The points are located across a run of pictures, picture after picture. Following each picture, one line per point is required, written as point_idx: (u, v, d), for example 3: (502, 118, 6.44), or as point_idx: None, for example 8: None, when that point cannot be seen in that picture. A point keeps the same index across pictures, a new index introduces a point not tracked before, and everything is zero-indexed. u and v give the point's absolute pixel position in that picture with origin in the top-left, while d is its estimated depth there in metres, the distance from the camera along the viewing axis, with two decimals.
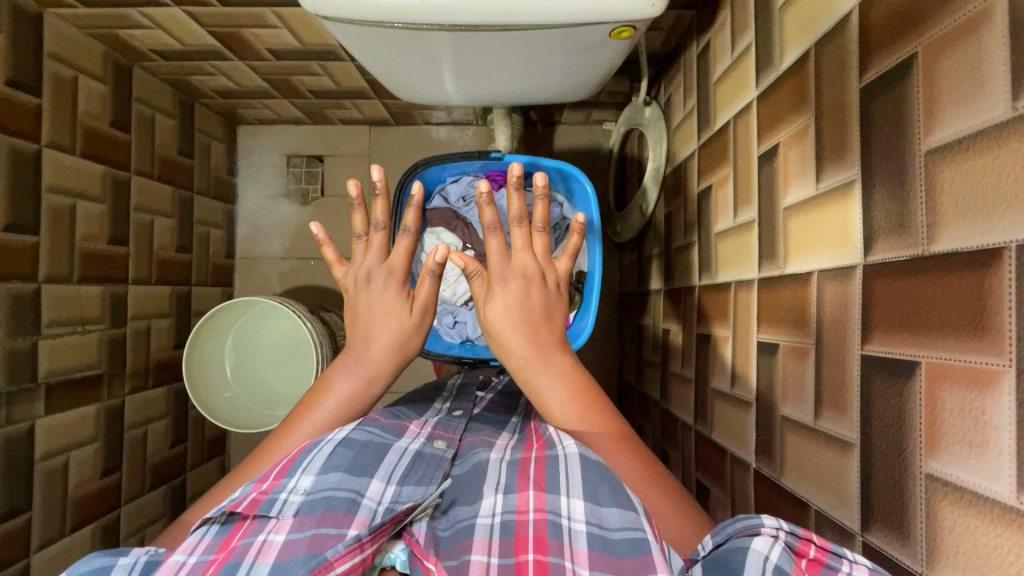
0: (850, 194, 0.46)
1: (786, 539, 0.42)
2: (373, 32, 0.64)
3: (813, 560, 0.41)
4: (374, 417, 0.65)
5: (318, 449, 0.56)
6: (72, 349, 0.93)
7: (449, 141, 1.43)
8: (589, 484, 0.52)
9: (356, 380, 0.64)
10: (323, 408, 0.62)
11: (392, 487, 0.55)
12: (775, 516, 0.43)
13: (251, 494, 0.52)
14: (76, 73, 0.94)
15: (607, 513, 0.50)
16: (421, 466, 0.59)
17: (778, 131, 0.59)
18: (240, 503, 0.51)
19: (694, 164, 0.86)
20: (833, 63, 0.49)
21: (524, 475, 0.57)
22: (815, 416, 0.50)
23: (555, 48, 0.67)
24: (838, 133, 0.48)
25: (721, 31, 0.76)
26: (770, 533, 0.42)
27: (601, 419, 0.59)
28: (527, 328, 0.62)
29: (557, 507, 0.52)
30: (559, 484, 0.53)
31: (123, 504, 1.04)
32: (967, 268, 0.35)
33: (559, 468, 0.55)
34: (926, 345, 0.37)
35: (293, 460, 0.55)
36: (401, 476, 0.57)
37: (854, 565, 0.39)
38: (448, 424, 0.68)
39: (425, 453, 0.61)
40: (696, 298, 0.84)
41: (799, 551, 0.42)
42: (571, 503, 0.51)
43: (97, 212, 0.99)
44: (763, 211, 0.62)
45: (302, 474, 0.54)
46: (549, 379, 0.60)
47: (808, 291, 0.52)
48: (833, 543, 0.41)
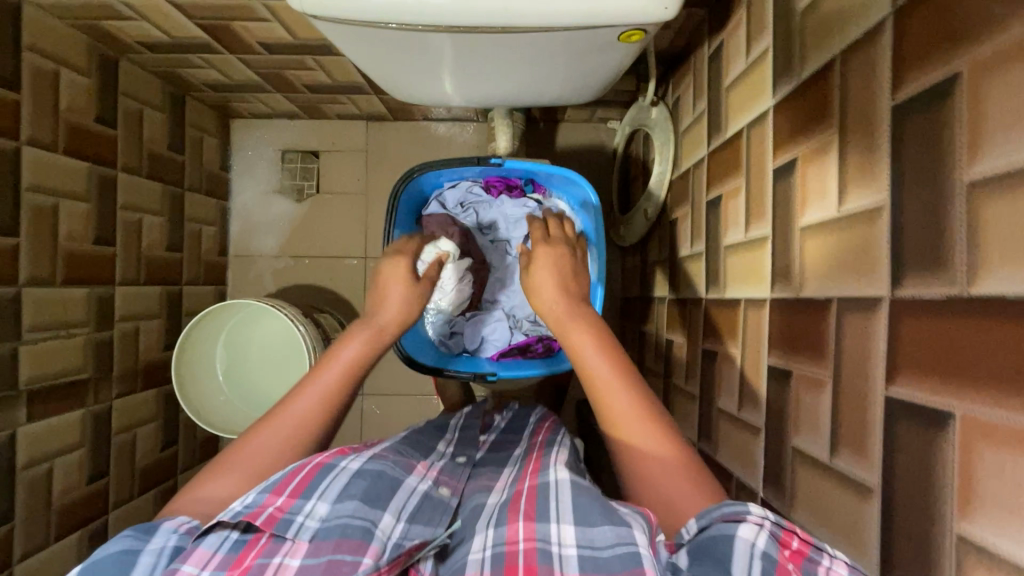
0: (876, 220, 0.43)
1: (771, 529, 0.42)
2: (367, 33, 0.60)
3: (796, 552, 0.42)
4: (383, 453, 0.62)
5: (333, 475, 0.55)
6: (56, 354, 0.90)
7: (449, 137, 1.38)
8: (580, 508, 0.50)
9: (364, 344, 0.66)
10: (329, 372, 0.63)
11: (401, 523, 0.53)
12: (761, 506, 0.43)
13: (268, 508, 0.50)
14: (58, 66, 0.90)
15: (597, 533, 0.48)
16: (428, 509, 0.57)
17: (797, 144, 0.55)
18: (258, 515, 0.49)
19: (703, 171, 0.83)
20: (861, 77, 0.45)
21: (513, 508, 0.53)
22: (831, 453, 0.47)
23: (561, 50, 0.63)
24: (864, 153, 0.45)
25: (736, 32, 0.72)
26: (757, 522, 0.43)
27: (613, 360, 0.60)
28: (561, 283, 0.69)
29: (546, 534, 0.49)
30: (548, 512, 0.51)
31: (111, 509, 1.02)
32: (1012, 319, 0.31)
33: (549, 499, 0.53)
34: (958, 397, 0.34)
35: (309, 480, 0.54)
36: (410, 515, 0.54)
37: (834, 560, 0.40)
38: (453, 471, 0.66)
39: (432, 496, 0.59)
40: (703, 311, 0.81)
41: (783, 542, 0.42)
42: (561, 529, 0.49)
43: (82, 211, 0.95)
44: (777, 228, 0.59)
45: (318, 500, 0.52)
46: (574, 321, 0.64)
47: (827, 319, 0.49)
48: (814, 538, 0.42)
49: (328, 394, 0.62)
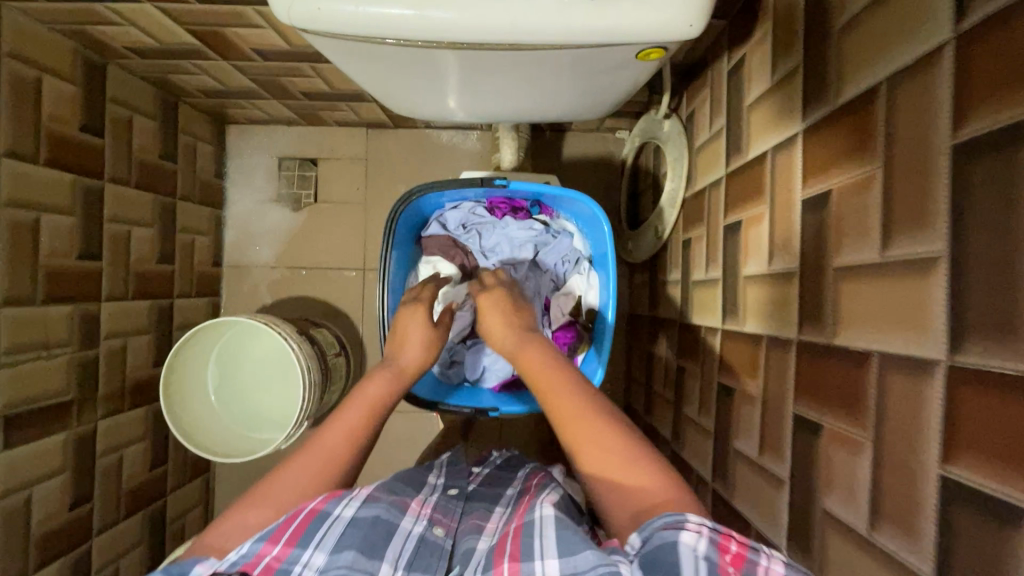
0: (930, 272, 0.38)
1: (709, 535, 0.41)
2: (363, 47, 0.55)
3: (736, 554, 0.41)
4: (371, 492, 0.57)
5: (328, 524, 0.51)
6: (37, 376, 0.86)
7: (451, 145, 1.34)
8: (562, 540, 0.45)
9: (387, 382, 0.66)
10: (352, 408, 0.62)
11: (399, 572, 0.51)
12: (698, 513, 0.42)
13: (266, 557, 0.49)
14: (40, 73, 0.85)
15: (580, 560, 0.43)
16: (424, 554, 0.54)
17: (832, 175, 0.50)
18: (253, 565, 0.48)
19: (720, 192, 0.78)
20: (912, 108, 0.41)
21: (500, 550, 0.47)
22: (870, 525, 0.43)
23: (573, 67, 0.59)
24: (915, 195, 0.40)
25: (760, 47, 0.67)
26: (695, 529, 0.41)
27: (557, 371, 0.59)
28: (506, 310, 0.69)
29: (529, 571, 0.44)
30: (532, 549, 0.45)
31: (95, 534, 0.97)
32: None
33: (534, 535, 0.47)
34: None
35: (305, 528, 0.50)
36: (408, 562, 0.52)
37: (771, 558, 0.40)
38: (447, 506, 0.62)
39: (427, 539, 0.55)
40: (718, 341, 0.76)
41: (722, 546, 0.41)
42: (545, 563, 0.44)
43: (65, 225, 0.91)
44: (806, 265, 0.54)
45: (316, 550, 0.49)
46: (520, 339, 0.64)
47: (866, 375, 0.44)
48: (750, 539, 0.42)
49: (354, 431, 0.61)
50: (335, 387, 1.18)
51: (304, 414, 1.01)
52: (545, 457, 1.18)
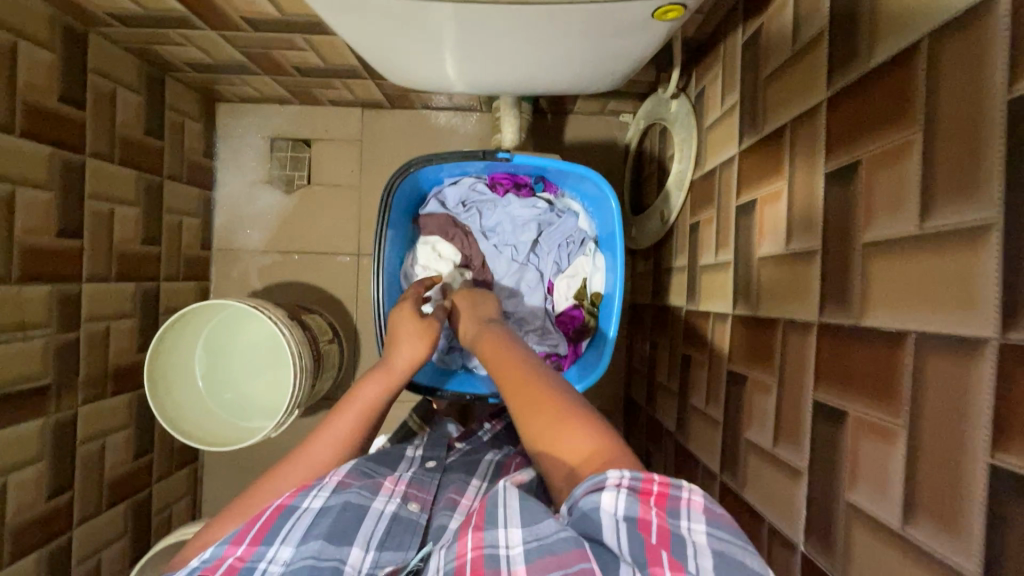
0: (980, 242, 0.35)
1: (630, 486, 0.41)
2: (356, 1, 0.51)
3: (660, 494, 0.41)
4: (344, 479, 0.54)
5: (295, 517, 0.50)
6: (11, 359, 0.81)
7: (450, 128, 1.29)
8: (528, 508, 0.43)
9: (376, 389, 0.61)
10: (341, 417, 0.59)
11: (371, 552, 0.50)
12: (617, 468, 0.41)
13: (229, 559, 0.47)
14: (14, 38, 0.80)
15: (542, 528, 0.42)
16: (398, 531, 0.52)
17: (861, 145, 0.47)
18: (216, 568, 0.46)
19: (733, 172, 0.74)
20: (958, 64, 0.37)
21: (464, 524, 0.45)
22: (902, 520, 0.40)
23: (583, 29, 0.55)
24: (961, 160, 0.36)
25: (780, 15, 0.63)
26: (615, 485, 0.41)
27: (502, 354, 0.60)
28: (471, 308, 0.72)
29: (493, 540, 0.42)
30: (496, 517, 0.44)
31: (75, 525, 0.93)
32: None
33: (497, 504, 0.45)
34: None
35: (271, 524, 0.49)
36: (380, 541, 0.51)
37: (691, 492, 0.42)
38: (422, 480, 0.61)
39: (401, 516, 0.54)
40: (728, 328, 0.72)
41: (645, 490, 0.41)
42: (508, 533, 0.42)
43: (42, 201, 0.86)
44: (830, 243, 0.51)
45: (281, 545, 0.48)
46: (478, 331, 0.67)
47: (901, 357, 0.40)
48: (670, 477, 0.42)
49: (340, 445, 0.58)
50: (327, 374, 1.14)
51: (295, 401, 0.97)
52: None
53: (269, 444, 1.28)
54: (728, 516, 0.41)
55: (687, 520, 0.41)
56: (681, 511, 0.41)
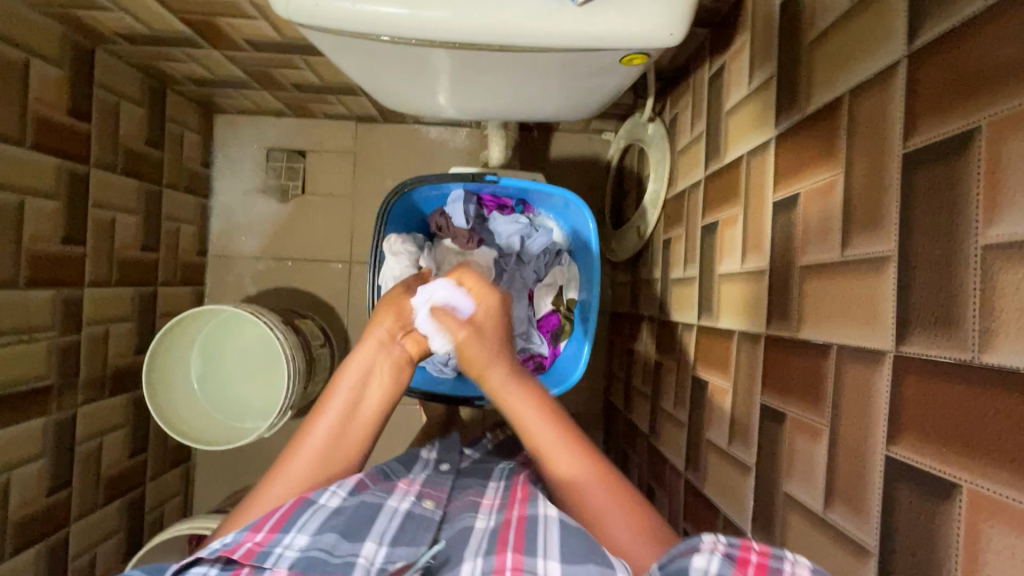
0: (881, 270, 0.41)
1: (725, 551, 0.44)
2: (358, 43, 0.57)
3: (758, 564, 0.44)
4: (363, 483, 0.61)
5: (312, 510, 0.55)
6: (17, 360, 0.85)
7: (440, 142, 1.35)
8: (567, 545, 0.51)
9: (334, 422, 0.63)
10: (305, 452, 0.62)
11: (384, 547, 0.54)
12: (713, 532, 0.45)
13: (247, 543, 0.52)
14: (27, 56, 0.85)
15: (581, 571, 0.49)
16: (411, 528, 0.57)
17: (799, 180, 0.54)
18: (235, 550, 0.51)
19: (700, 194, 0.81)
20: (870, 118, 0.44)
21: (502, 539, 0.54)
22: (825, 506, 0.46)
23: (559, 70, 0.61)
24: (871, 199, 0.43)
25: (739, 57, 0.70)
26: (709, 548, 0.44)
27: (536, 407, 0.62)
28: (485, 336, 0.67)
29: (532, 567, 0.50)
30: (536, 545, 0.52)
31: (72, 521, 0.96)
32: (1012, 391, 0.31)
33: (537, 531, 0.53)
34: (1012, 485, 0.31)
35: (288, 515, 0.54)
36: (393, 537, 0.55)
37: (794, 563, 0.42)
38: (437, 482, 0.67)
39: (414, 514, 0.58)
40: (693, 337, 0.79)
41: (741, 558, 0.44)
42: (548, 564, 0.50)
43: (49, 209, 0.90)
44: (775, 264, 0.57)
45: (298, 532, 0.53)
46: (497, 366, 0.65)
47: (826, 366, 0.47)
48: (772, 546, 0.44)
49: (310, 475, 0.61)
50: (319, 377, 1.19)
51: (289, 402, 1.01)
52: None
53: (261, 445, 1.32)
54: None
55: None
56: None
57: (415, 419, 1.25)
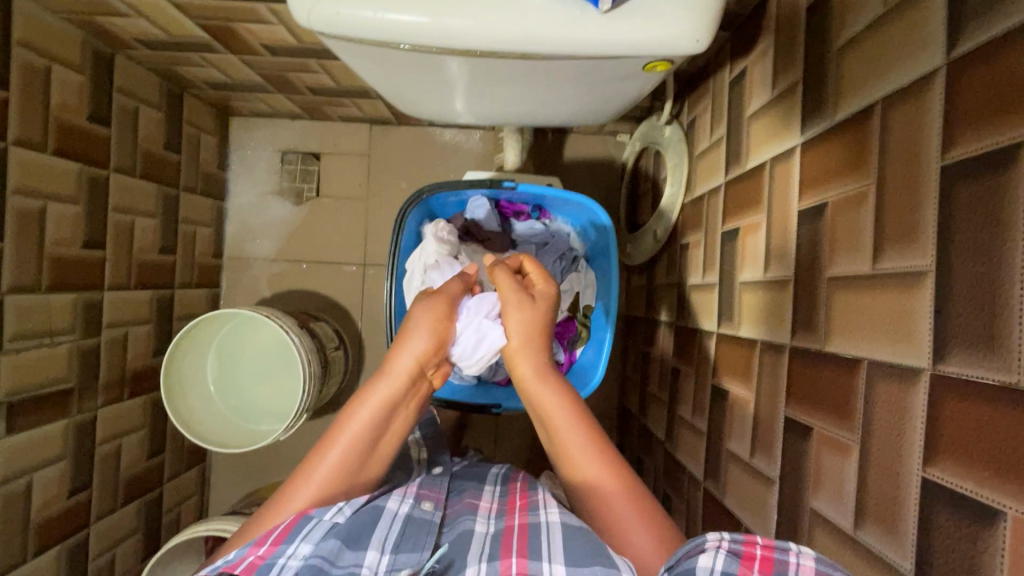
0: (916, 285, 0.40)
1: (729, 547, 0.44)
2: (378, 51, 0.57)
3: (763, 558, 0.44)
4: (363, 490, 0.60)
5: (315, 521, 0.53)
6: (40, 363, 0.86)
7: (454, 144, 1.35)
8: (572, 548, 0.51)
9: (350, 456, 0.59)
10: (313, 480, 0.58)
11: (387, 555, 0.53)
12: (717, 530, 0.45)
13: (249, 557, 0.51)
14: (49, 63, 0.85)
15: (587, 573, 0.48)
16: (413, 533, 0.56)
17: (826, 189, 0.53)
18: (237, 565, 0.50)
19: (719, 199, 0.80)
20: (904, 129, 0.43)
21: (506, 544, 0.53)
22: (855, 524, 0.45)
23: (580, 77, 0.60)
24: (905, 212, 0.42)
25: (762, 61, 0.69)
26: (714, 546, 0.44)
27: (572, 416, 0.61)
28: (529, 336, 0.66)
29: (537, 571, 0.50)
30: (540, 550, 0.51)
31: (92, 522, 0.98)
32: None
33: (541, 536, 0.53)
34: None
35: (291, 527, 0.53)
36: (394, 544, 0.54)
37: (799, 554, 0.42)
38: (433, 483, 0.66)
39: (414, 517, 0.58)
40: (713, 344, 0.78)
41: (746, 553, 0.44)
42: (553, 567, 0.50)
43: (70, 214, 0.91)
44: (801, 274, 0.56)
45: (301, 541, 0.51)
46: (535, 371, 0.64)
47: (856, 381, 0.46)
48: (776, 539, 0.44)
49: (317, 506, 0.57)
50: (334, 380, 1.20)
51: (304, 405, 1.02)
52: (539, 455, 1.20)
53: (276, 446, 1.32)
54: None
55: None
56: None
57: None
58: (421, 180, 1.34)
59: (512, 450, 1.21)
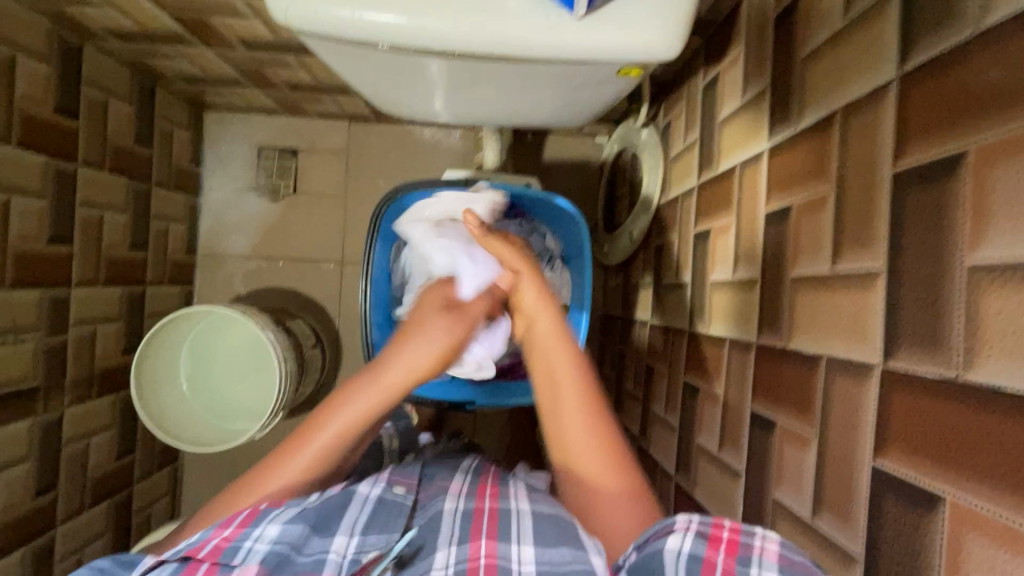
0: (869, 285, 0.43)
1: (697, 530, 0.45)
2: (357, 51, 0.57)
3: (730, 540, 0.44)
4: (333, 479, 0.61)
5: (283, 507, 0.52)
6: (3, 361, 0.83)
7: (434, 142, 1.35)
8: (541, 532, 0.52)
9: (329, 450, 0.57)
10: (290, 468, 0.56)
11: (355, 538, 0.52)
12: (685, 512, 0.46)
13: (213, 539, 0.49)
14: (13, 52, 0.83)
15: (554, 554, 0.50)
16: (383, 515, 0.55)
17: (790, 193, 0.55)
18: (200, 548, 0.48)
19: (692, 201, 0.82)
20: (861, 137, 0.45)
21: (476, 526, 0.53)
22: (813, 513, 0.48)
23: (557, 80, 0.62)
24: (861, 216, 0.44)
25: (733, 68, 0.71)
26: (682, 528, 0.46)
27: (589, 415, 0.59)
28: (556, 329, 0.65)
29: (506, 554, 0.50)
30: (510, 533, 0.52)
31: (58, 523, 0.95)
32: (991, 409, 0.33)
33: (511, 522, 0.54)
34: (991, 500, 0.32)
35: (258, 511, 0.52)
36: (363, 527, 0.53)
37: (764, 538, 0.43)
38: (406, 470, 0.64)
39: (385, 501, 0.57)
40: (685, 342, 0.80)
41: (713, 535, 0.45)
42: (523, 550, 0.50)
43: (36, 208, 0.89)
44: (767, 274, 0.58)
45: (268, 522, 0.50)
46: (556, 366, 0.63)
47: (815, 377, 0.48)
48: (743, 525, 0.45)
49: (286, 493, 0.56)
50: (311, 378, 1.19)
51: (281, 403, 1.01)
52: (516, 452, 1.21)
53: (251, 445, 1.31)
54: (810, 569, 0.41)
55: (758, 567, 0.42)
56: (752, 558, 0.42)
57: None
58: (401, 178, 1.34)
59: (490, 447, 1.22)
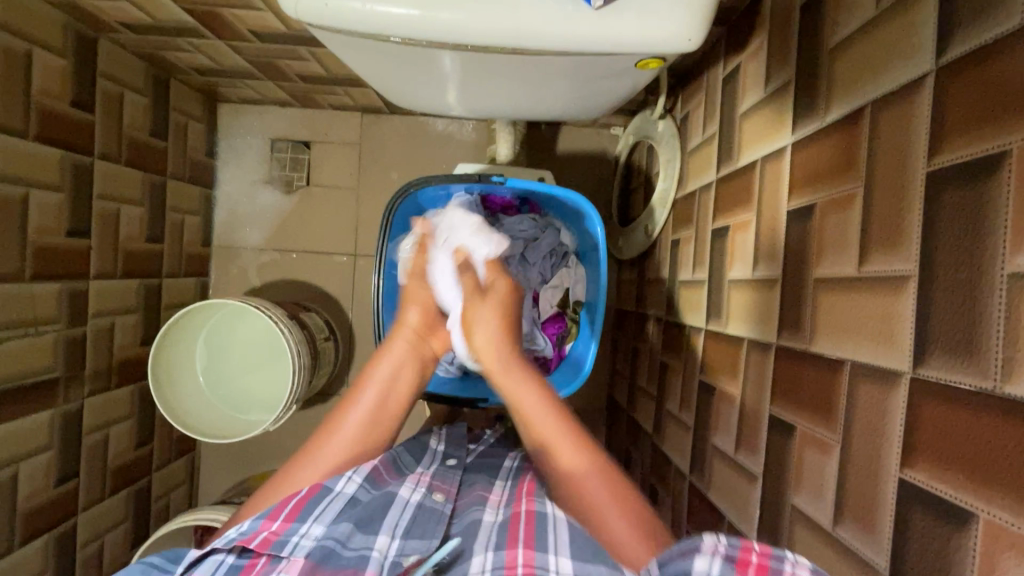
0: (900, 289, 0.41)
1: (725, 552, 0.44)
2: (370, 44, 0.56)
3: (759, 564, 0.43)
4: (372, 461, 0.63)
5: (328, 500, 0.56)
6: (24, 353, 0.85)
7: (446, 134, 1.33)
8: (578, 546, 0.53)
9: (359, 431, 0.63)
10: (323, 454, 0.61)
11: (396, 540, 0.55)
12: (713, 533, 0.44)
13: (263, 532, 0.53)
14: (29, 45, 0.83)
15: (592, 571, 0.51)
16: (423, 520, 0.59)
17: (815, 190, 0.53)
18: (251, 539, 0.53)
19: (710, 196, 0.80)
20: (892, 133, 0.43)
21: (513, 533, 0.56)
22: (834, 521, 0.46)
23: (573, 73, 0.60)
24: (892, 215, 0.42)
25: (755, 57, 0.69)
26: (710, 550, 0.44)
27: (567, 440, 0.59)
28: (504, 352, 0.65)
29: (543, 563, 0.51)
30: (547, 542, 0.54)
31: (80, 511, 0.97)
32: None
33: (547, 530, 0.55)
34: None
35: (304, 504, 0.55)
36: (405, 530, 0.57)
37: (795, 563, 0.42)
38: (446, 474, 0.67)
39: (425, 506, 0.60)
40: (701, 341, 0.78)
41: (742, 559, 0.44)
42: (560, 560, 0.52)
43: (53, 202, 0.90)
44: (788, 274, 0.56)
45: (313, 522, 0.54)
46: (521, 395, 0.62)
47: (839, 382, 0.46)
48: (772, 547, 0.44)
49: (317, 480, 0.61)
50: (324, 371, 1.19)
51: (294, 396, 1.01)
52: None
53: (265, 436, 1.33)
54: None
55: None
56: None
57: (420, 415, 1.25)
58: (413, 171, 1.33)
59: None
